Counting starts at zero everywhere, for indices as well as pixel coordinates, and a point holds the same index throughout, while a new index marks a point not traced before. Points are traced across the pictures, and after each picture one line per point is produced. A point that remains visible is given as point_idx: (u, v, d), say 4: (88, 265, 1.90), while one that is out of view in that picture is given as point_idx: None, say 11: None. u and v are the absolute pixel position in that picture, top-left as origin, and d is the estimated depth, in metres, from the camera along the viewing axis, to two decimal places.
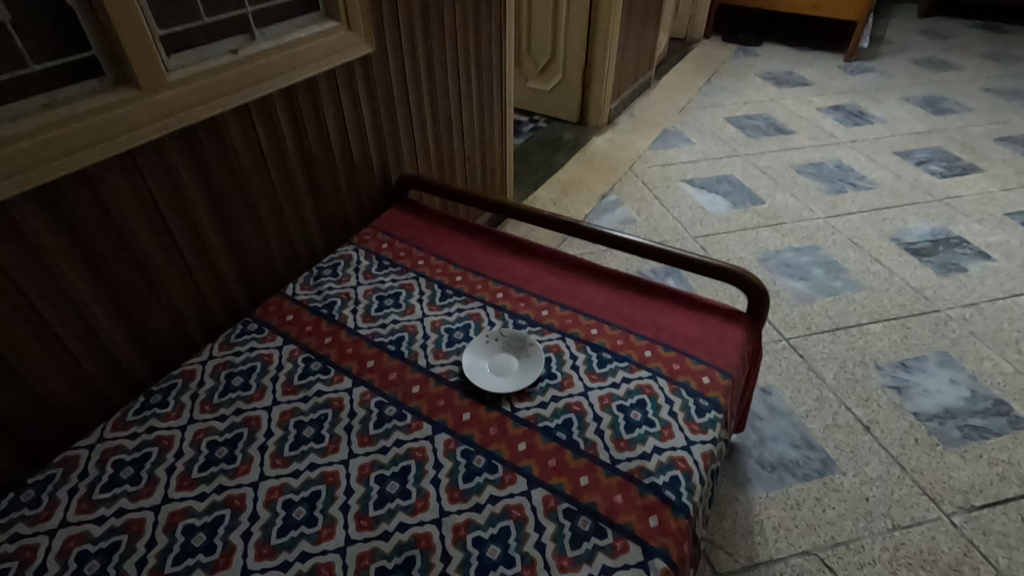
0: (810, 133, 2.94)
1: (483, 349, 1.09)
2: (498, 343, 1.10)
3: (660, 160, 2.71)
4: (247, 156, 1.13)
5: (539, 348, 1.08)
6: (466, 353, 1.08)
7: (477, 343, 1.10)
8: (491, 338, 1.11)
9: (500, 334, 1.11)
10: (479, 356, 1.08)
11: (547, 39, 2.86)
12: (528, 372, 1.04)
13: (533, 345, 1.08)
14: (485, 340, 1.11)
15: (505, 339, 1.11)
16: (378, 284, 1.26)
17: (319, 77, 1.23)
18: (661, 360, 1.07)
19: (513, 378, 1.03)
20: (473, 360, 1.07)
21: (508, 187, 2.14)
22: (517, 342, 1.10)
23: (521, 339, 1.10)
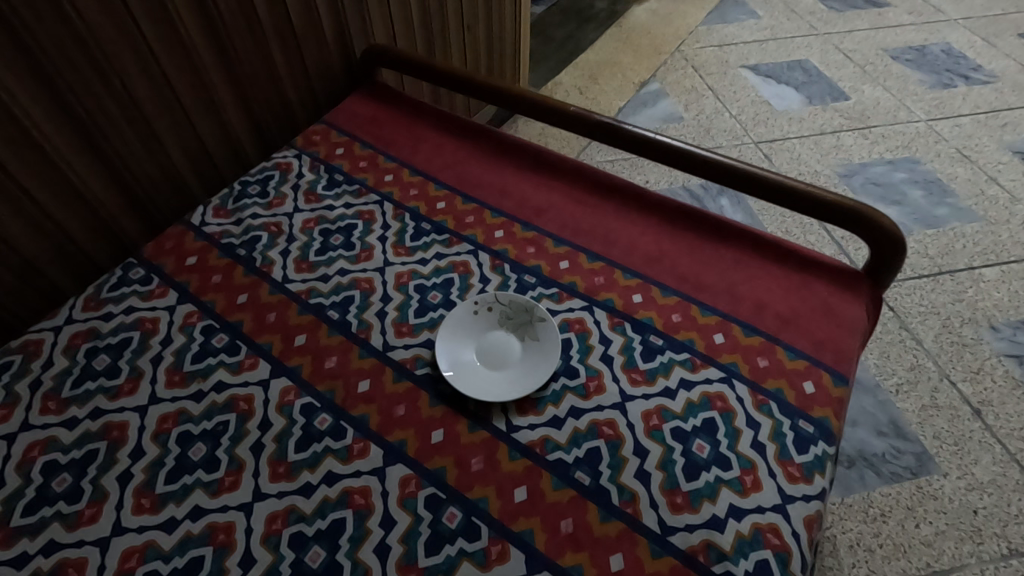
0: (911, 7, 2.30)
1: (469, 324, 0.73)
2: (492, 316, 0.73)
3: (716, 38, 2.14)
4: (94, 8, 0.71)
5: (552, 327, 0.71)
6: (442, 333, 0.71)
7: (460, 315, 0.73)
8: (483, 306, 0.74)
9: (496, 300, 0.74)
10: (464, 336, 0.72)
11: None
12: (535, 369, 0.68)
13: (543, 322, 0.71)
14: (474, 311, 0.74)
15: (504, 310, 0.73)
16: (324, 213, 0.87)
17: None
18: (739, 352, 0.70)
19: (512, 380, 0.67)
20: (450, 346, 0.70)
21: (522, 70, 1.65)
22: (522, 315, 0.73)
23: (527, 310, 0.73)
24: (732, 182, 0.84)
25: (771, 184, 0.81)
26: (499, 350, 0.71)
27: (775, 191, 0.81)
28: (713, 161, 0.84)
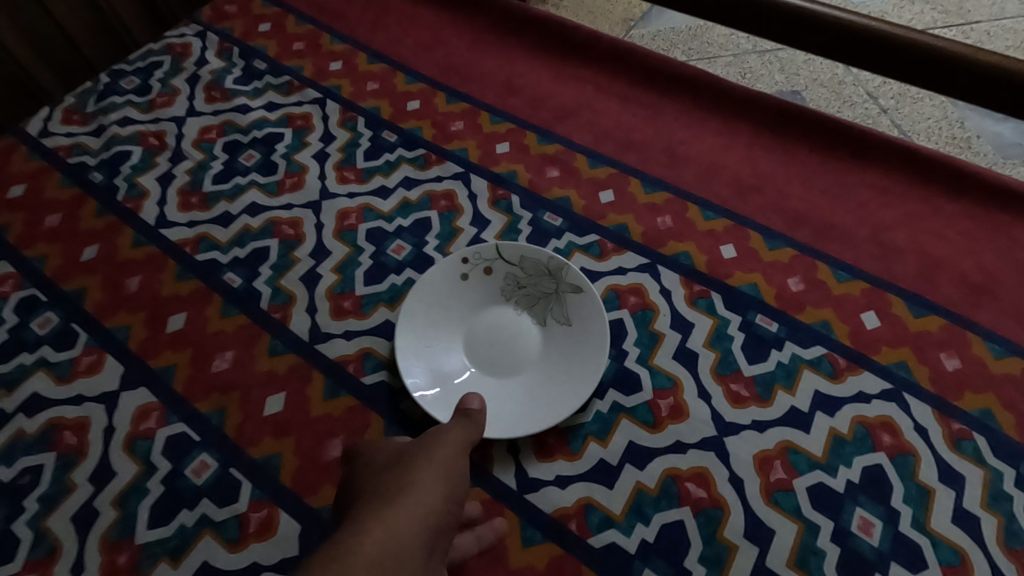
0: None
1: (452, 293, 0.43)
2: (491, 282, 0.43)
3: None
4: None
5: (596, 304, 0.41)
6: (403, 313, 0.42)
7: (435, 280, 0.43)
8: (475, 263, 0.44)
9: (498, 253, 0.44)
10: (442, 316, 0.43)
11: None
12: (565, 385, 0.39)
13: (577, 294, 0.42)
14: (460, 271, 0.44)
15: (513, 271, 0.43)
16: (232, 117, 0.57)
17: None
18: (907, 344, 0.41)
19: (525, 404, 0.39)
20: (416, 335, 0.41)
21: None
22: (543, 281, 0.43)
23: (551, 275, 0.43)
24: (900, 68, 0.47)
25: (974, 67, 0.45)
26: (502, 343, 0.42)
27: (984, 79, 0.45)
28: (864, 28, 0.47)
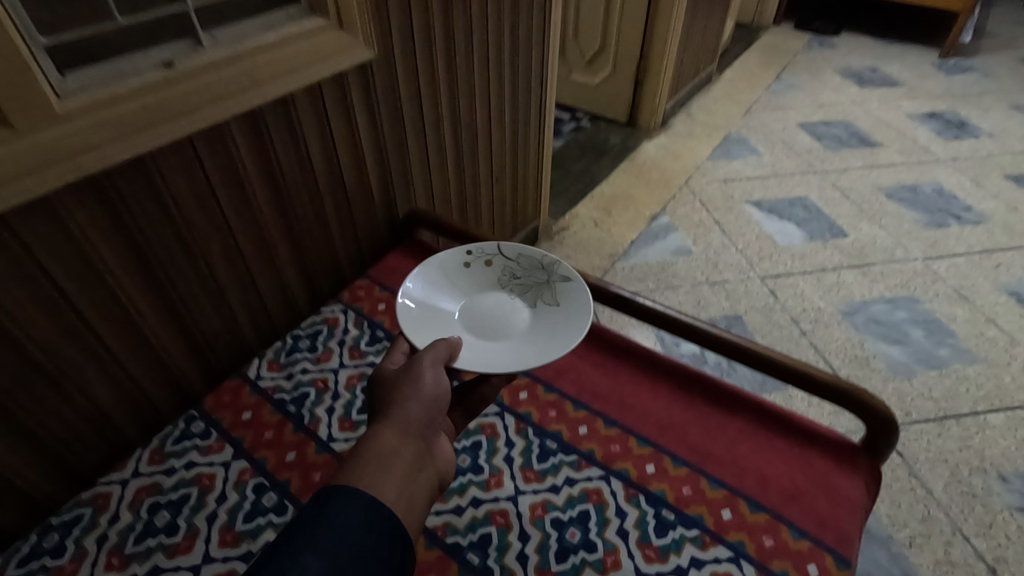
0: (901, 147, 2.52)
1: (455, 279, 0.96)
2: (490, 269, 0.97)
3: (721, 174, 2.32)
4: (196, 209, 0.85)
5: (549, 284, 0.93)
6: (426, 278, 0.93)
7: (448, 266, 0.96)
8: (477, 259, 0.98)
9: (492, 260, 0.98)
10: (442, 287, 0.94)
11: (597, 20, 2.42)
12: (529, 315, 0.90)
13: (539, 275, 0.95)
14: (465, 266, 0.97)
15: (508, 265, 0.97)
16: (366, 369, 0.97)
17: (299, 97, 0.91)
18: (745, 530, 0.76)
19: (503, 320, 0.89)
20: (430, 288, 0.92)
21: (543, 196, 1.86)
22: (517, 283, 0.95)
23: (537, 269, 0.95)
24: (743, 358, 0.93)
25: (773, 361, 0.90)
26: (479, 312, 0.91)
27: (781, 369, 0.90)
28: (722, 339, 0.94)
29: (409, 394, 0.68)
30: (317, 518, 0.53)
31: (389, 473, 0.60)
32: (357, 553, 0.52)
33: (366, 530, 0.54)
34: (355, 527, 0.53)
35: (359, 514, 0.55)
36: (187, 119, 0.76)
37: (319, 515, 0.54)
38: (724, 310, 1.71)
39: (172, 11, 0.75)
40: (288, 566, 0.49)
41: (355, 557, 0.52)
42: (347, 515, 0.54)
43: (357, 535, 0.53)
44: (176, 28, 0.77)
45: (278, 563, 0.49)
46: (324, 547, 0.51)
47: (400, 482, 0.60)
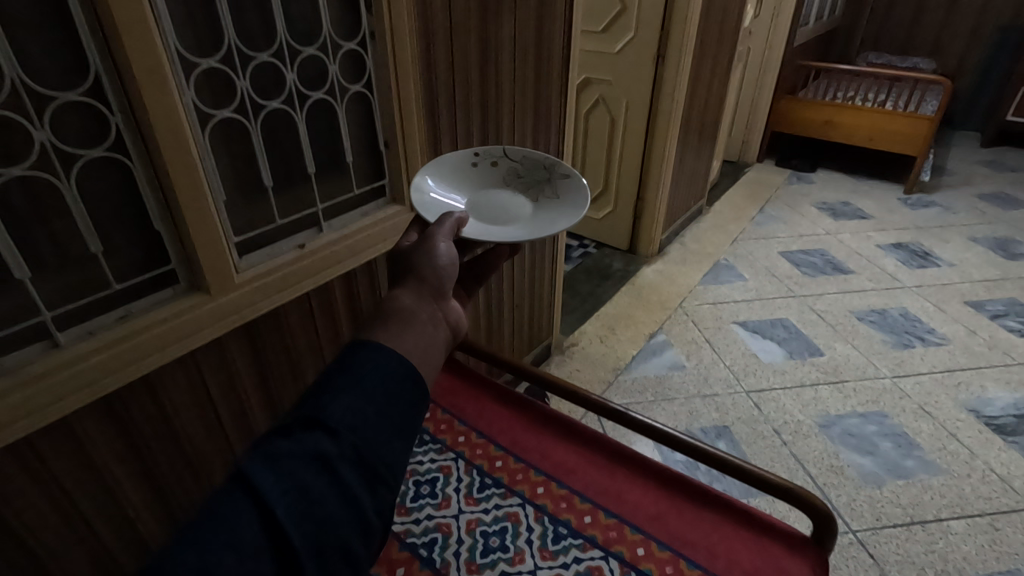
0: (871, 274, 2.86)
1: (463, 175, 1.15)
2: (496, 167, 1.16)
3: (711, 297, 2.65)
4: (303, 340, 1.16)
5: (551, 186, 1.11)
6: (439, 177, 1.11)
7: (461, 161, 1.15)
8: (484, 160, 1.17)
9: (498, 162, 1.16)
10: (453, 182, 1.13)
11: (601, 168, 2.87)
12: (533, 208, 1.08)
13: (544, 179, 1.12)
14: (473, 165, 1.16)
15: (513, 164, 1.15)
16: (416, 466, 1.23)
17: (380, 258, 1.26)
18: None
19: (507, 209, 1.07)
20: (443, 183, 1.11)
21: (556, 317, 2.18)
22: (517, 181, 1.13)
23: (543, 166, 1.13)
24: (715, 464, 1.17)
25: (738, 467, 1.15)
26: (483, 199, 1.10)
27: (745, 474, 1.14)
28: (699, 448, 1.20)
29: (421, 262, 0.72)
30: (352, 367, 0.54)
31: (406, 330, 0.61)
32: (397, 390, 0.54)
33: (398, 375, 0.55)
34: (387, 375, 0.54)
35: (383, 365, 0.55)
36: (308, 282, 1.09)
37: (351, 365, 0.54)
38: (714, 422, 1.95)
39: (308, 209, 1.11)
40: (325, 399, 0.51)
41: (393, 393, 0.53)
42: (376, 368, 0.54)
43: (390, 379, 0.54)
44: (308, 219, 1.12)
45: (329, 406, 0.51)
46: (363, 395, 0.52)
47: (422, 332, 0.62)
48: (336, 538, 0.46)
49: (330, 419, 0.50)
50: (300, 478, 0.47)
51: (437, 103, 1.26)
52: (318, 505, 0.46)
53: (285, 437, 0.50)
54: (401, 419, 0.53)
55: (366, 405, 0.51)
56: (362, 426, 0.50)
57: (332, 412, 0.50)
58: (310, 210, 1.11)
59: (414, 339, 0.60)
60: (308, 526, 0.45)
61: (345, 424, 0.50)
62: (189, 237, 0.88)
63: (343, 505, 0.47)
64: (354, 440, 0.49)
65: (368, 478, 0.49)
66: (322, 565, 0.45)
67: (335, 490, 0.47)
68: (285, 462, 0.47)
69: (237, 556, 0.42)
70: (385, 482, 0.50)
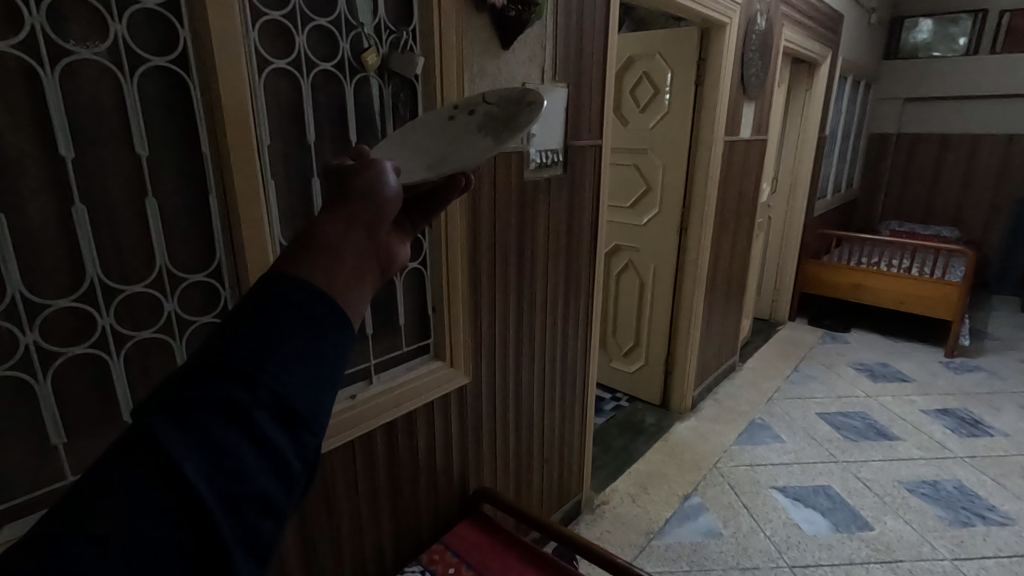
0: (918, 440, 2.76)
1: (431, 129, 0.85)
2: (469, 117, 0.85)
3: (747, 458, 2.59)
4: (344, 487, 1.23)
5: (532, 108, 0.79)
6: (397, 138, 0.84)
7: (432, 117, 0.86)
8: (461, 111, 0.86)
9: (474, 111, 0.85)
10: (412, 139, 0.83)
11: (631, 324, 3.01)
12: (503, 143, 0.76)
13: (526, 105, 0.80)
14: (448, 120, 0.85)
15: (491, 110, 0.84)
16: None
17: (419, 409, 1.37)
18: None
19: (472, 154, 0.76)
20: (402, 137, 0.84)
21: (586, 471, 2.18)
22: (490, 127, 0.81)
23: (523, 103, 0.80)
24: None
25: None
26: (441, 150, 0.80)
27: None
28: None
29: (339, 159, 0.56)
30: (270, 292, 0.41)
31: (335, 240, 0.46)
32: (329, 318, 0.41)
33: (332, 301, 0.42)
34: (315, 297, 0.41)
35: (310, 288, 0.42)
36: (358, 429, 1.21)
37: (268, 291, 0.41)
38: None
39: (362, 364, 1.26)
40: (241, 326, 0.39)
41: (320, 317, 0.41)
42: (305, 294, 0.41)
43: (323, 306, 0.41)
44: (361, 372, 1.27)
45: (244, 337, 0.39)
46: (286, 326, 0.39)
47: (360, 242, 0.47)
48: (255, 499, 0.36)
49: (246, 356, 0.38)
50: (205, 430, 0.35)
51: (481, 274, 1.46)
52: (232, 462, 0.35)
53: (184, 381, 0.38)
54: (332, 356, 0.41)
55: (289, 337, 0.39)
56: (285, 364, 0.38)
57: (248, 348, 0.38)
58: (364, 365, 1.26)
59: (356, 256, 0.46)
60: (221, 490, 0.35)
61: (264, 364, 0.38)
62: None
63: (258, 451, 0.36)
64: (272, 380, 0.37)
65: (290, 424, 0.38)
66: (239, 523, 0.35)
67: (251, 436, 0.36)
68: (183, 416, 0.36)
69: (130, 528, 0.32)
70: (311, 427, 0.39)
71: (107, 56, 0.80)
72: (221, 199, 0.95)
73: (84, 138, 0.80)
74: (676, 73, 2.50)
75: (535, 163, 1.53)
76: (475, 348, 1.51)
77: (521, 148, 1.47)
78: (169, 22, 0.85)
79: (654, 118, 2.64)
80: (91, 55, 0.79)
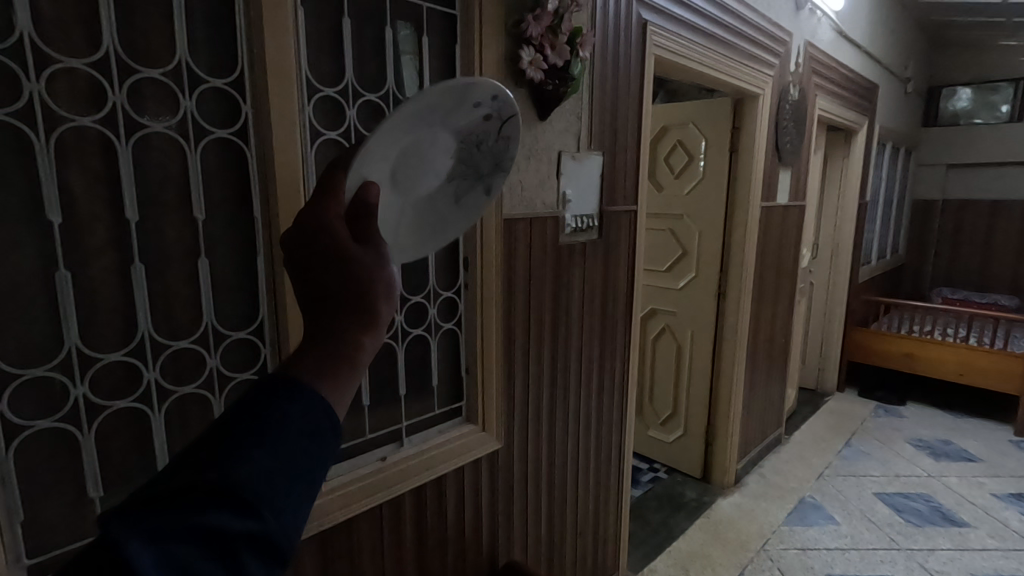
0: (991, 528, 2.52)
1: (451, 110, 0.71)
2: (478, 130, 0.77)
3: (799, 541, 2.40)
4: (369, 556, 1.19)
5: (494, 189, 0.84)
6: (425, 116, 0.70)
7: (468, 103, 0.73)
8: (485, 106, 0.75)
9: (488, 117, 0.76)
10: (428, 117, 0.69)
11: (669, 391, 2.92)
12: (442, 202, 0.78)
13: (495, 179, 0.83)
14: (471, 104, 0.73)
15: (490, 133, 0.79)
16: None
17: (449, 474, 1.34)
18: None
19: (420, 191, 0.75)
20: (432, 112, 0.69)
21: (623, 549, 2.05)
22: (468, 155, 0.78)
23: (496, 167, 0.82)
24: None
25: None
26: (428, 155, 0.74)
27: None
28: None
29: (331, 209, 0.48)
30: (271, 397, 0.38)
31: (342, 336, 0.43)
32: (328, 440, 0.39)
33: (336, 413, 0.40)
34: (323, 417, 0.39)
35: (318, 396, 0.39)
36: (387, 493, 1.19)
37: (271, 395, 0.39)
38: None
39: (393, 425, 1.25)
40: (238, 441, 0.36)
41: (321, 440, 0.38)
42: (308, 402, 0.39)
43: (326, 419, 0.39)
44: (391, 434, 1.26)
45: (242, 456, 0.35)
46: (284, 438, 0.36)
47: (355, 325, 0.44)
48: None
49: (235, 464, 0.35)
50: (182, 549, 0.32)
51: (515, 337, 1.45)
52: None
53: (163, 486, 0.35)
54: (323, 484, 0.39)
55: (285, 450, 0.36)
56: (276, 479, 0.35)
57: (240, 457, 0.35)
58: (395, 426, 1.25)
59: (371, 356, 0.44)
60: None
61: (254, 477, 0.34)
62: None
63: None
64: (269, 510, 0.34)
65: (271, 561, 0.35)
66: None
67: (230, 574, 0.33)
68: (155, 529, 0.32)
69: None
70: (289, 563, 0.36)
71: (176, 128, 0.88)
72: (268, 260, 0.99)
73: (148, 202, 0.86)
74: (710, 141, 2.54)
75: (571, 227, 1.55)
76: (508, 412, 1.48)
77: (556, 213, 1.50)
78: (234, 98, 0.93)
79: (689, 184, 2.66)
80: (162, 128, 0.86)
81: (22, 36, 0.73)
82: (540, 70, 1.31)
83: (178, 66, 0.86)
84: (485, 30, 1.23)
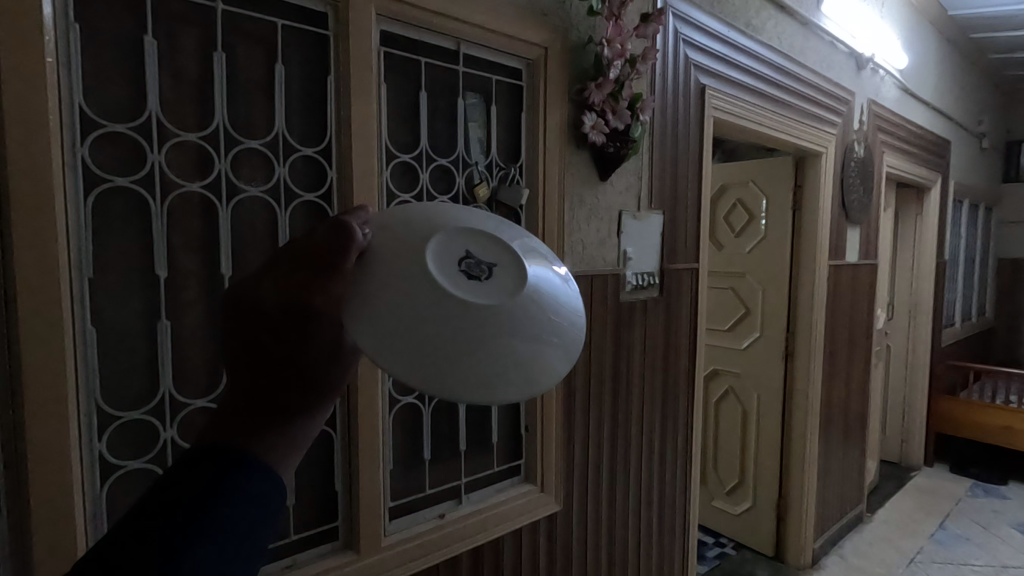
0: None
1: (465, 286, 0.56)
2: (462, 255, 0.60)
3: None
4: None
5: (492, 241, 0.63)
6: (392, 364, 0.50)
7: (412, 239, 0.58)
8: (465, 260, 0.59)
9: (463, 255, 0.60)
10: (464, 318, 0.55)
11: (735, 459, 2.75)
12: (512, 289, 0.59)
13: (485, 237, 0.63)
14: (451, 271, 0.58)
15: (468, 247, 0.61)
16: None
17: (506, 536, 1.30)
18: None
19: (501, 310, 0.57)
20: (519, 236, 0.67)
21: None
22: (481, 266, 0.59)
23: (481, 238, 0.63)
24: None
25: None
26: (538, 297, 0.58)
27: None
28: None
29: (331, 289, 0.51)
30: (192, 480, 0.38)
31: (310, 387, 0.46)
32: (266, 506, 0.40)
33: (273, 489, 0.41)
34: (266, 483, 0.40)
35: (263, 466, 0.41)
36: (444, 552, 1.17)
37: (202, 474, 0.38)
38: None
39: (452, 482, 1.24)
40: (175, 517, 0.36)
41: (260, 508, 0.39)
42: (238, 482, 0.39)
43: (261, 509, 0.39)
44: (450, 491, 1.24)
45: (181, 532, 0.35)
46: (215, 522, 0.36)
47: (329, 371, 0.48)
48: None
49: (158, 558, 0.34)
50: None
51: (575, 394, 1.43)
52: None
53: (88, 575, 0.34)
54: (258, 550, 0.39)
55: (204, 536, 0.36)
56: (203, 561, 0.35)
57: (159, 545, 0.35)
58: (454, 483, 1.24)
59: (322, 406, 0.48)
60: None
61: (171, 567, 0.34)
62: (358, 496, 1.05)
63: None
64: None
65: None
66: None
67: None
68: None
69: None
70: None
71: (268, 192, 0.96)
72: None
73: (241, 259, 0.94)
74: (772, 200, 2.51)
75: (631, 285, 1.55)
76: (568, 474, 1.44)
77: (617, 271, 1.51)
78: (321, 164, 1.01)
79: (751, 242, 2.61)
80: (256, 192, 0.95)
81: (150, 116, 0.83)
82: (602, 134, 1.36)
83: (274, 138, 0.96)
84: (550, 98, 1.31)
